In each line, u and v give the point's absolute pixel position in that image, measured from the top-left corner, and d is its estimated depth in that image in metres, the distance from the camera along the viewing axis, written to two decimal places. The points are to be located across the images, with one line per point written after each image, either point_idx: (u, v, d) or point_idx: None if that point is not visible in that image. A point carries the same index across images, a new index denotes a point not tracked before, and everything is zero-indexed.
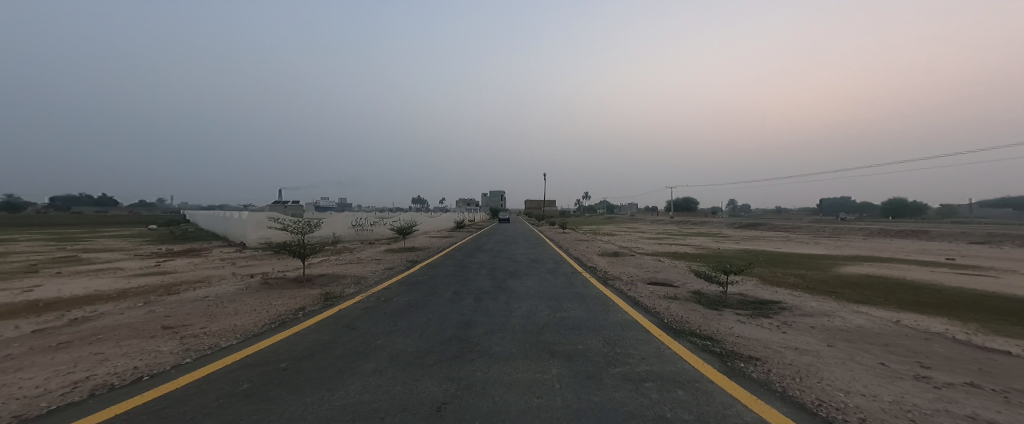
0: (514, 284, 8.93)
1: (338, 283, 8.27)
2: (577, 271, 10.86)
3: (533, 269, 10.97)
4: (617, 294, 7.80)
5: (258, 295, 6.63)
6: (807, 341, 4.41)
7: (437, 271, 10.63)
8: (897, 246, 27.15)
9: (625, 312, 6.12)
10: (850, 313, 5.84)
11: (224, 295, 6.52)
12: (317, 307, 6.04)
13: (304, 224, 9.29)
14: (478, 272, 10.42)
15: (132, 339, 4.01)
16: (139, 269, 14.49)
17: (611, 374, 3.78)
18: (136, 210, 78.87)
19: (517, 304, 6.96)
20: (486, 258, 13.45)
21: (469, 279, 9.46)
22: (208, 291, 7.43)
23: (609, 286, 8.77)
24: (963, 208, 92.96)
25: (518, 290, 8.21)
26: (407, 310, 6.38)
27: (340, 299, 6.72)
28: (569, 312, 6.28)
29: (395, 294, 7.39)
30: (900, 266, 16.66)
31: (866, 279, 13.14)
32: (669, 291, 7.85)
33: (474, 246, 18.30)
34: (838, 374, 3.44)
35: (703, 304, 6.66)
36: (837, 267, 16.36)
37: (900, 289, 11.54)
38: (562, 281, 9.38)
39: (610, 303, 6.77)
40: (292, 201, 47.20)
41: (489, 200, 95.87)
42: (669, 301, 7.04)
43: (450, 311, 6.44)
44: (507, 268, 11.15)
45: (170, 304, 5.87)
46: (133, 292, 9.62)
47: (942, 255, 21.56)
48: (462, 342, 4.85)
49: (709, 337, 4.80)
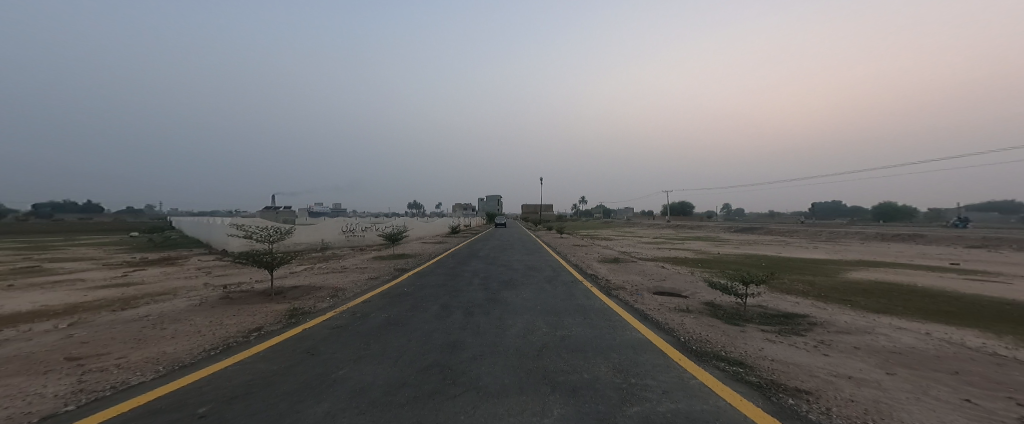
0: (509, 296, 8.12)
1: (311, 296, 7.36)
2: (577, 280, 10.09)
3: (530, 278, 10.18)
4: (623, 307, 7.03)
5: (211, 313, 5.74)
6: (859, 367, 3.67)
7: (425, 280, 9.79)
8: (896, 250, 26.95)
9: (636, 330, 5.35)
10: (892, 330, 5.11)
11: (172, 314, 5.63)
12: (277, 327, 5.17)
13: (276, 230, 8.40)
14: (470, 282, 9.58)
15: (17, 376, 3.15)
16: (104, 280, 13.42)
17: (627, 416, 3.00)
18: (121, 216, 76.79)
19: (511, 320, 6.15)
20: (480, 265, 12.61)
21: (460, 290, 8.63)
22: (158, 307, 6.50)
23: (613, 297, 8.01)
24: (950, 213, 94.63)
25: (513, 303, 7.42)
26: (385, 329, 5.54)
27: (306, 317, 5.83)
28: (570, 330, 5.50)
29: (374, 309, 6.56)
30: (908, 271, 16.14)
31: (877, 286, 12.57)
32: (680, 303, 7.11)
33: (468, 252, 17.48)
34: (920, 417, 2.70)
35: (721, 318, 5.91)
36: (844, 273, 15.79)
37: (915, 296, 10.98)
38: (561, 292, 8.58)
39: (616, 319, 6.01)
40: (283, 207, 46.23)
41: (485, 205, 95.06)
42: (682, 315, 6.28)
43: (435, 330, 5.62)
44: (502, 277, 10.35)
45: (100, 327, 4.97)
46: (83, 307, 8.64)
47: (945, 259, 21.25)
48: (445, 372, 4.02)
49: (740, 363, 4.02)
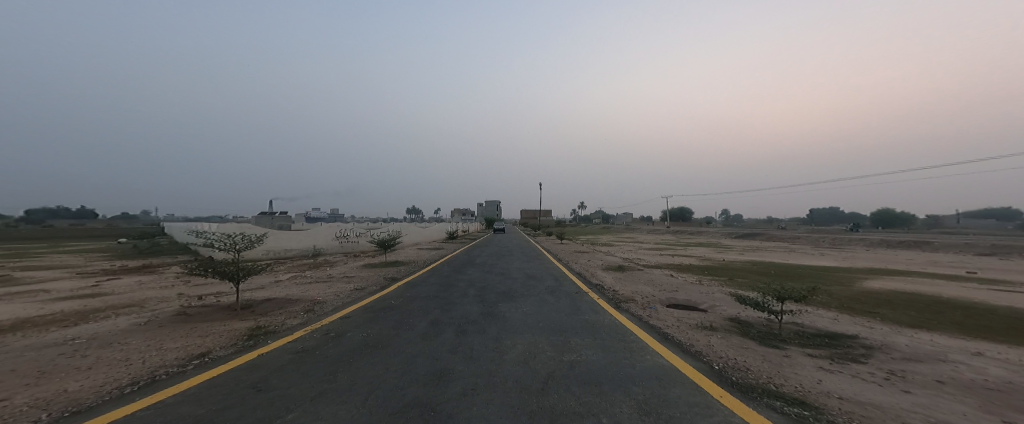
0: (508, 310, 7.26)
1: (281, 311, 6.45)
2: (581, 290, 9.22)
3: (530, 289, 9.34)
4: (637, 323, 6.17)
5: (154, 334, 4.85)
6: (961, 411, 2.82)
7: (416, 291, 8.93)
8: (906, 258, 26.07)
9: (658, 355, 4.49)
10: (964, 356, 4.28)
11: (105, 337, 4.75)
12: (228, 352, 4.30)
13: (245, 238, 7.54)
14: (464, 293, 8.69)
15: None
16: (72, 291, 12.51)
17: None
18: (114, 221, 75.49)
19: (509, 341, 5.29)
20: (476, 274, 11.72)
21: (452, 303, 7.74)
22: (101, 327, 5.62)
23: (622, 311, 7.14)
24: (949, 219, 94.46)
25: (512, 319, 6.57)
26: (361, 352, 4.67)
27: (269, 337, 4.96)
28: (580, 355, 4.64)
29: (351, 326, 5.69)
30: (927, 281, 15.34)
31: (902, 296, 11.68)
32: (700, 318, 6.26)
33: (464, 260, 16.61)
34: None
35: (754, 336, 5.06)
36: (862, 282, 14.95)
37: (946, 307, 10.15)
38: (565, 306, 7.69)
39: (632, 341, 5.15)
40: (279, 212, 45.35)
41: (484, 210, 94.22)
42: (707, 333, 5.42)
43: (420, 353, 4.76)
44: (499, 287, 9.51)
45: (8, 355, 4.09)
46: (32, 323, 7.75)
47: (960, 268, 20.39)
48: (425, 414, 3.16)
49: (800, 401, 3.16)
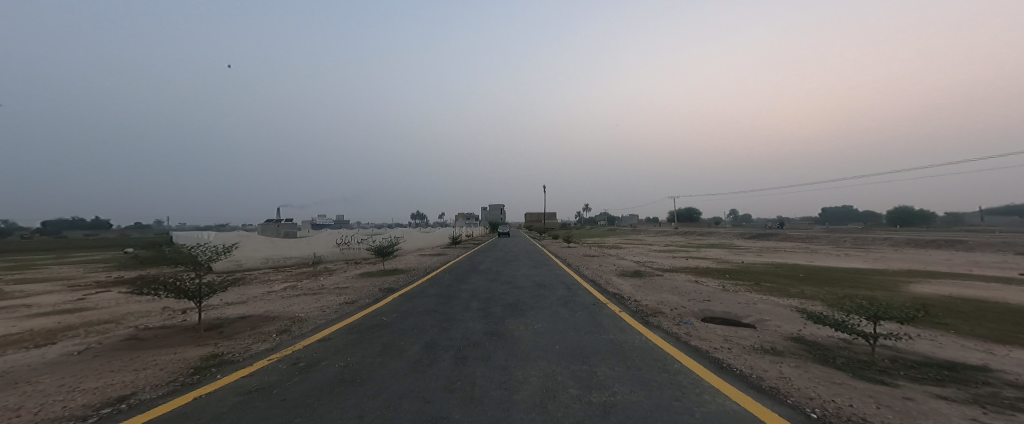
0: (517, 329, 6.21)
1: (250, 332, 5.39)
2: (599, 302, 8.14)
3: (541, 300, 8.30)
4: (676, 345, 5.07)
5: (79, 369, 3.87)
6: None
7: (413, 305, 7.94)
8: (941, 258, 24.31)
9: (725, 395, 3.37)
10: None
11: (19, 375, 3.80)
12: (159, 392, 3.30)
13: None
14: (466, 307, 7.66)
15: None
16: (52, 306, 11.75)
17: None
18: (123, 231, 75.86)
19: (521, 373, 4.24)
20: (480, 282, 10.70)
21: (453, 320, 6.71)
22: (31, 356, 4.67)
23: (654, 328, 6.05)
24: (971, 216, 91.06)
25: (523, 342, 5.50)
26: (332, 391, 3.64)
27: (225, 368, 3.98)
28: (615, 396, 3.55)
29: (329, 353, 4.67)
30: (976, 284, 13.93)
31: (960, 303, 10.35)
32: (754, 337, 5.15)
33: (468, 266, 15.62)
34: None
35: (839, 365, 3.96)
36: (904, 287, 13.57)
37: (1018, 316, 8.85)
38: (584, 322, 6.62)
39: (682, 373, 4.04)
40: (282, 220, 44.81)
41: (489, 214, 93.24)
42: (773, 360, 4.29)
43: (408, 392, 3.71)
44: (506, 298, 8.48)
45: None
46: None
47: (1007, 269, 18.72)
48: None
49: None
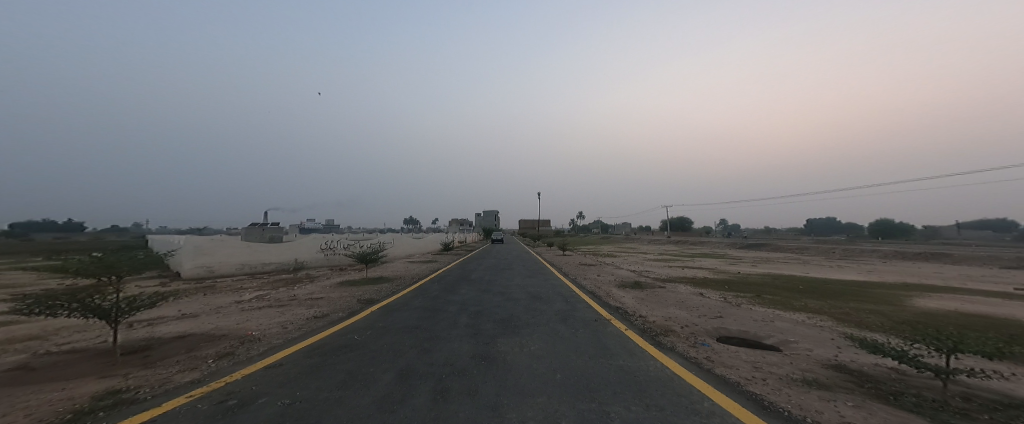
0: (510, 351, 5.33)
1: (181, 358, 4.39)
2: (601, 318, 7.32)
3: (537, 315, 7.43)
4: (698, 373, 4.27)
5: None
6: None
7: (392, 320, 6.99)
8: (934, 271, 24.16)
9: None
10: None
11: None
12: None
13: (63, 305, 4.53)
14: (453, 323, 6.76)
15: None
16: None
17: None
18: (101, 233, 72.86)
19: (514, 416, 3.35)
20: (470, 294, 9.81)
21: (436, 339, 5.80)
22: None
23: (667, 351, 5.25)
24: (950, 229, 93.49)
25: (516, 370, 4.64)
26: None
27: (118, 412, 3.00)
28: None
29: (274, 385, 3.73)
30: (983, 300, 13.51)
31: (976, 322, 9.80)
32: (788, 365, 4.37)
33: (458, 275, 14.69)
34: None
35: (905, 404, 3.21)
36: (912, 301, 13.05)
37: None
38: (586, 343, 5.78)
39: (714, 414, 3.22)
40: (267, 223, 43.22)
41: (481, 221, 92.25)
42: (821, 394, 3.51)
43: None
44: (498, 313, 7.60)
45: None
46: None
47: (1004, 283, 18.48)
48: None
49: None
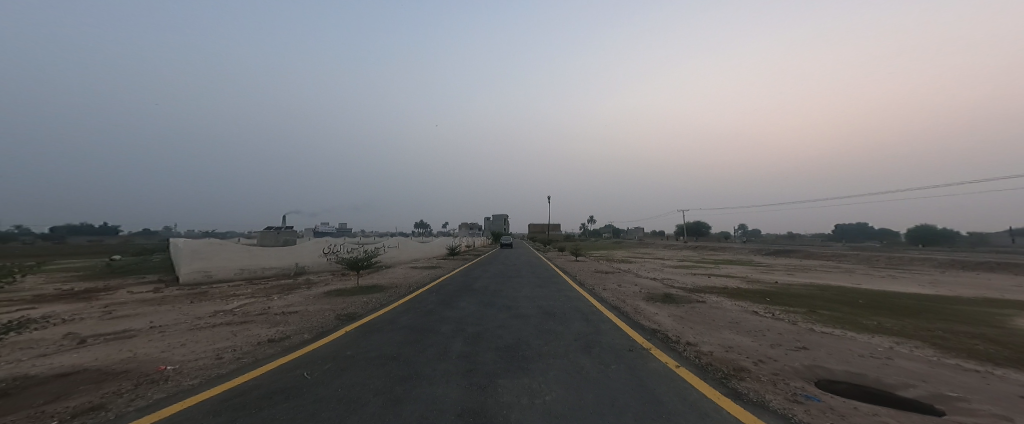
0: (515, 404, 3.64)
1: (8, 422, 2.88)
2: (637, 347, 5.54)
3: (552, 341, 5.70)
4: None
5: None
6: None
7: (365, 345, 5.42)
8: (1006, 283, 21.18)
9: None
10: None
11: None
12: None
13: None
14: (443, 351, 5.13)
15: None
16: None
17: None
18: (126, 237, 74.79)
19: None
20: (470, 308, 8.18)
21: (415, 380, 4.17)
22: None
23: (757, 408, 3.45)
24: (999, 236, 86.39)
25: None
26: None
27: None
28: None
29: None
30: None
31: None
32: None
33: (462, 283, 13.13)
34: None
35: None
36: (1010, 322, 10.71)
37: None
38: (627, 389, 4.02)
39: None
40: (278, 226, 42.95)
41: (493, 225, 91.01)
42: None
43: None
44: (502, 336, 5.92)
45: None
46: None
47: None
48: None
49: None
